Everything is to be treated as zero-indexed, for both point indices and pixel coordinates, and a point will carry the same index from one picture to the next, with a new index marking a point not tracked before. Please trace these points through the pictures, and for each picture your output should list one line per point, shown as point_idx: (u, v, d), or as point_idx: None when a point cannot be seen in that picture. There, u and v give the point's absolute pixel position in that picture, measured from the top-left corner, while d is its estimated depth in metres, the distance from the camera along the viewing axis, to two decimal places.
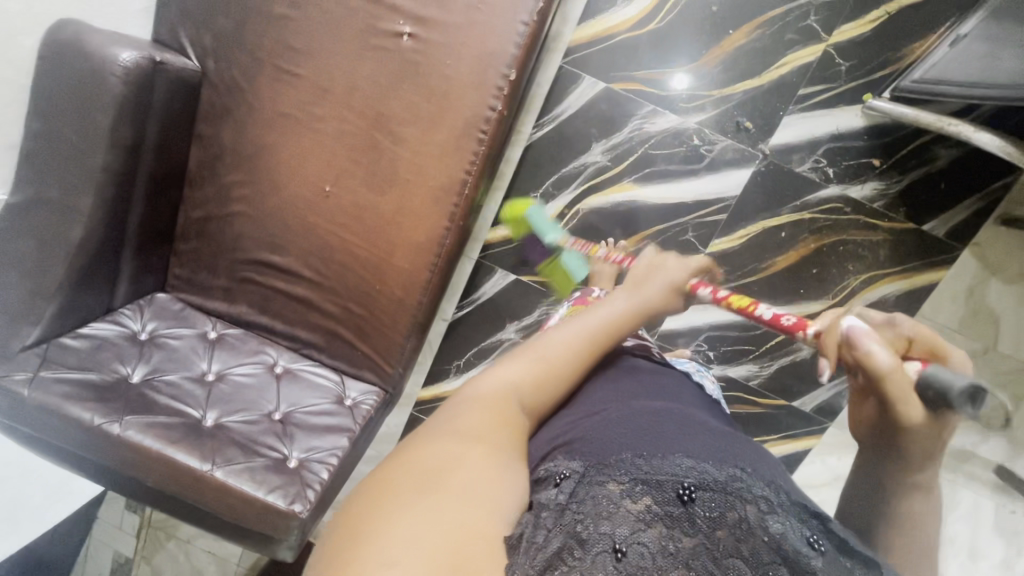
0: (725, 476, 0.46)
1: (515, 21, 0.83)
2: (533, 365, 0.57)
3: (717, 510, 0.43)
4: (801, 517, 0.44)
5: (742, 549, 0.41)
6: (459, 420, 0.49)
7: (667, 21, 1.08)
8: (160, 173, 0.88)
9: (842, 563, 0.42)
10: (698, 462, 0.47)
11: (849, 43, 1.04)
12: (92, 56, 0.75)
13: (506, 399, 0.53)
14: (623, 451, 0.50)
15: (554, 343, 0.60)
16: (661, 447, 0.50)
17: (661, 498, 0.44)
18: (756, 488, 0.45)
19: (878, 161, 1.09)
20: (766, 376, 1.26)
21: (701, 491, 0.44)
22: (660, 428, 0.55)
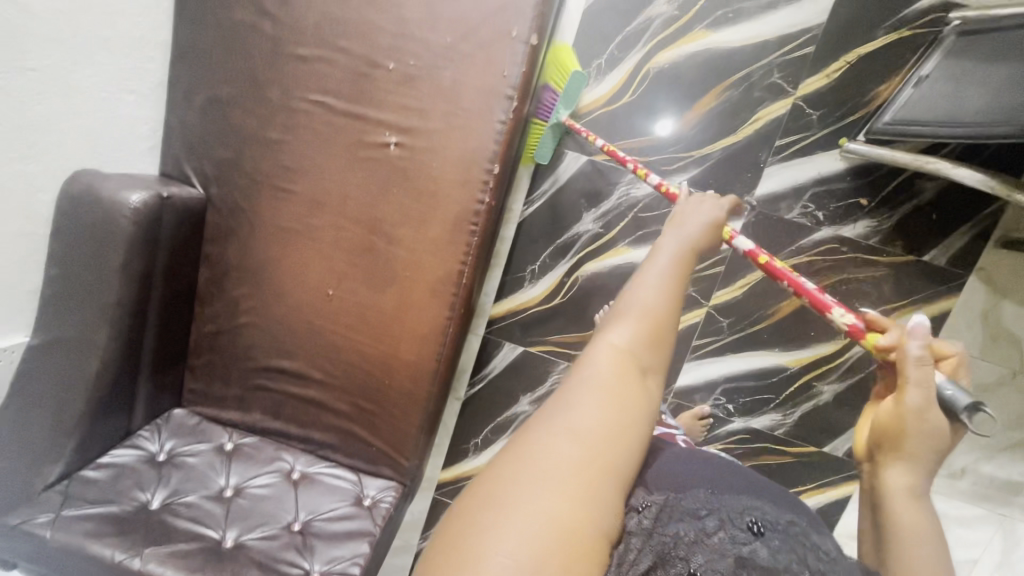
0: (784, 520, 0.48)
1: (493, 120, 0.86)
2: (629, 329, 0.47)
3: (783, 549, 0.45)
4: (853, 571, 0.46)
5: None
6: (572, 399, 0.43)
7: (638, 93, 1.14)
8: (172, 296, 0.93)
9: None
10: (762, 503, 0.49)
11: (815, 94, 1.08)
12: (104, 203, 0.81)
13: (625, 367, 0.46)
14: (696, 486, 0.50)
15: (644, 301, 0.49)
16: (731, 488, 0.52)
17: (733, 532, 0.45)
18: (815, 537, 0.48)
19: (866, 200, 1.10)
20: (792, 424, 1.22)
21: (767, 529, 0.46)
22: (728, 475, 0.54)
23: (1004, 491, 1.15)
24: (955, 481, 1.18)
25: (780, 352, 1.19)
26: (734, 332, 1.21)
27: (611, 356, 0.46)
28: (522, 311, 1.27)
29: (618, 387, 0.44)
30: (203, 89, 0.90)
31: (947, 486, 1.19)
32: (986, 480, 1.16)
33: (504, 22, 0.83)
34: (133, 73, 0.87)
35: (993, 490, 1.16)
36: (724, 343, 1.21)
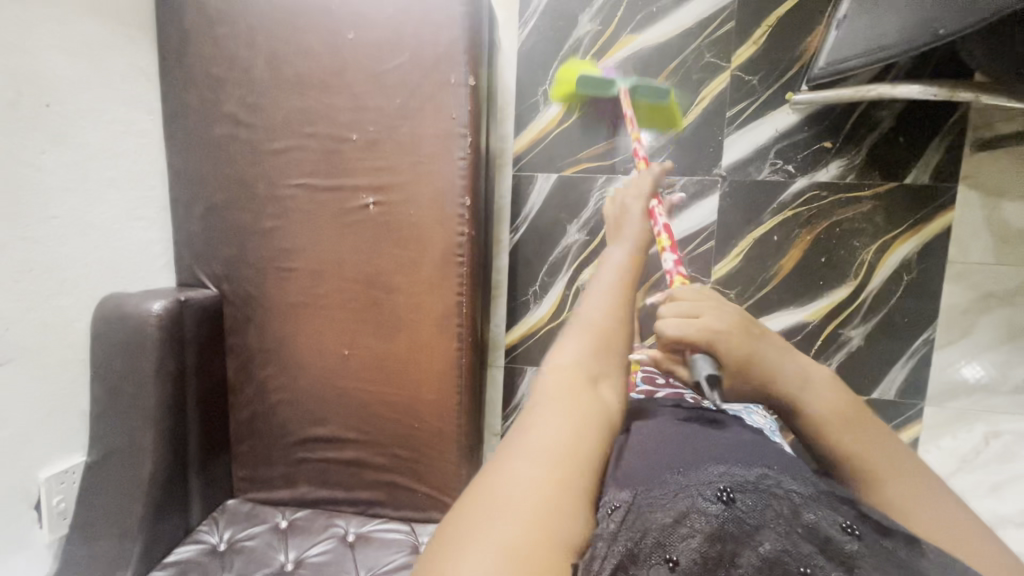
0: (755, 475, 0.47)
1: (454, 158, 0.94)
2: (581, 338, 0.59)
3: (756, 508, 0.44)
4: (831, 504, 0.45)
5: (783, 542, 0.42)
6: (528, 432, 0.47)
7: (587, 105, 1.21)
8: (208, 392, 1.00)
9: (884, 545, 0.43)
10: (731, 465, 0.48)
11: (748, 62, 1.14)
12: (133, 317, 0.89)
13: (574, 393, 0.52)
14: (665, 471, 0.48)
15: (585, 324, 0.61)
16: (702, 460, 0.50)
17: (705, 506, 0.44)
18: (788, 480, 0.47)
19: (830, 142, 1.13)
20: None
21: (738, 492, 0.45)
22: (700, 446, 0.54)
23: None
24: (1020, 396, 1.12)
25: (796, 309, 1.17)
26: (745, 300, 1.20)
27: (567, 363, 0.55)
28: (534, 332, 1.30)
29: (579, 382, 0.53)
30: (202, 200, 1.01)
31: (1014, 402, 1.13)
32: None
33: (442, 71, 0.92)
34: (140, 202, 0.99)
35: None
36: None
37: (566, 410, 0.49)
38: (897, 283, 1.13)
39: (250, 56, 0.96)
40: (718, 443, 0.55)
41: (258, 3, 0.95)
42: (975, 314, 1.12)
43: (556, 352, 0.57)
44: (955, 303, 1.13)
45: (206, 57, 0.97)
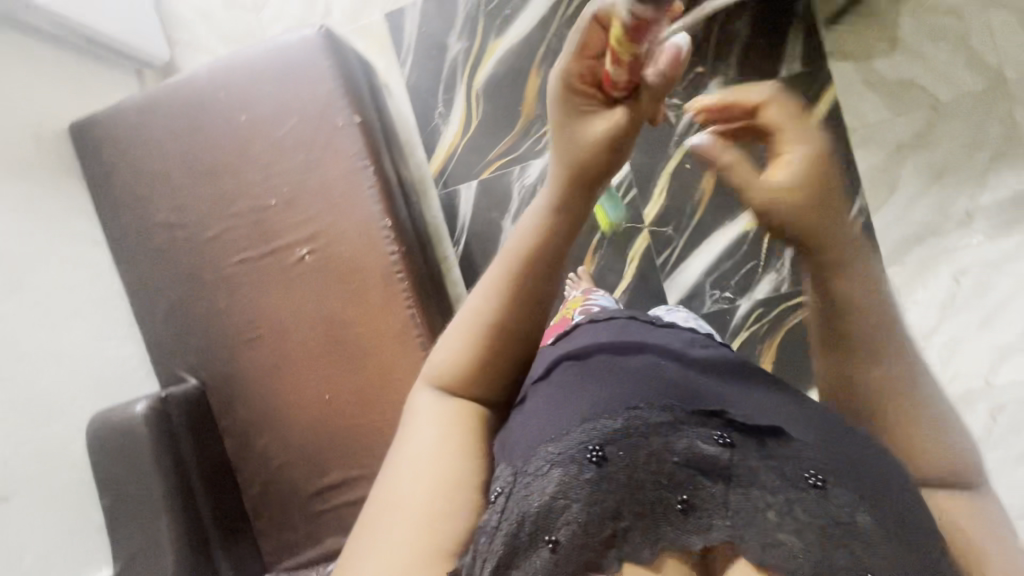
0: (625, 416, 0.45)
1: (364, 189, 1.02)
2: (463, 338, 0.49)
3: (627, 456, 0.43)
4: (701, 420, 0.45)
5: (656, 483, 0.43)
6: (400, 450, 0.46)
7: (481, 111, 1.30)
8: (212, 475, 1.05)
9: (756, 444, 0.44)
10: (597, 413, 0.45)
11: None
12: (121, 422, 0.96)
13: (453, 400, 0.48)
14: (529, 434, 0.45)
15: (478, 303, 0.49)
16: (565, 411, 0.46)
17: (577, 473, 0.42)
18: (650, 410, 0.45)
19: (702, 65, 1.21)
20: (791, 275, 1.21)
21: (608, 445, 0.43)
22: (582, 381, 0.50)
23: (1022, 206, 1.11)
24: (972, 226, 1.13)
25: (733, 223, 1.23)
26: (685, 229, 1.25)
27: (438, 374, 0.49)
28: None
29: (460, 393, 0.48)
30: (160, 303, 1.10)
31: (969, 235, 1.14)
32: (997, 208, 1.12)
33: (329, 119, 1.02)
34: (107, 323, 1.08)
35: (1013, 211, 1.11)
36: (682, 246, 1.25)
37: (446, 415, 0.47)
38: None
39: (167, 165, 1.07)
40: (581, 375, 0.50)
41: (161, 120, 1.07)
42: (895, 168, 1.16)
43: (441, 340, 0.50)
44: (873, 164, 1.16)
45: (131, 180, 1.09)
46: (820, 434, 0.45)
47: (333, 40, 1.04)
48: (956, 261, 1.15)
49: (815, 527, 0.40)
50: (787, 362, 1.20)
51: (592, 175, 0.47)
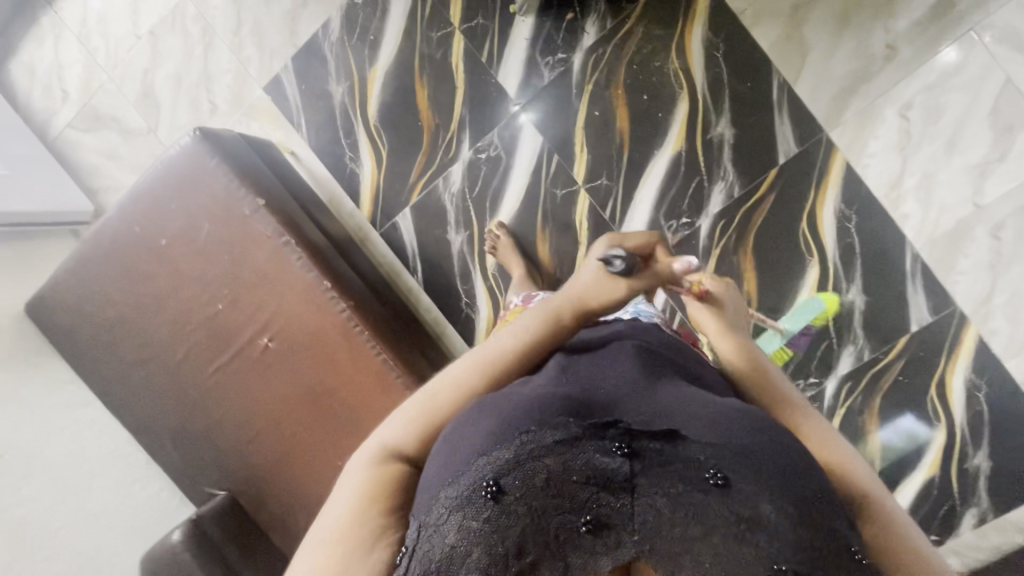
0: (520, 448, 0.46)
1: (294, 262, 1.04)
2: (414, 422, 0.58)
3: (524, 488, 0.45)
4: (597, 434, 0.47)
5: (556, 508, 0.45)
6: (329, 506, 0.54)
7: (386, 140, 1.29)
8: (271, 570, 1.09)
9: (650, 447, 0.47)
10: (492, 447, 0.47)
11: (464, 12, 1.22)
12: (163, 554, 1.01)
13: (376, 462, 0.56)
14: (435, 485, 0.49)
15: (431, 395, 0.60)
16: (464, 452, 0.49)
17: (474, 514, 0.45)
18: (543, 434, 0.47)
19: (571, 12, 1.17)
20: (739, 177, 1.15)
21: (504, 479, 0.45)
22: (485, 413, 0.52)
23: (936, 18, 1.05)
24: (898, 57, 1.07)
25: (660, 150, 1.18)
26: (620, 172, 1.20)
27: (378, 444, 0.58)
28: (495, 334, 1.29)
29: (400, 462, 0.56)
30: (160, 437, 1.13)
31: (899, 66, 1.07)
32: (914, 30, 1.06)
33: (237, 211, 1.04)
34: (125, 471, 1.14)
35: (929, 28, 1.05)
36: (624, 189, 1.20)
37: (379, 482, 0.54)
38: (717, 63, 1.13)
39: (117, 311, 1.11)
40: (484, 409, 0.52)
41: (96, 273, 1.11)
42: (799, 30, 1.09)
43: (392, 420, 0.59)
44: (775, 36, 1.10)
45: (90, 336, 1.12)
46: (706, 430, 0.48)
47: (210, 137, 1.06)
48: (898, 96, 1.08)
49: (703, 522, 0.44)
50: (766, 262, 1.16)
51: (579, 317, 0.64)
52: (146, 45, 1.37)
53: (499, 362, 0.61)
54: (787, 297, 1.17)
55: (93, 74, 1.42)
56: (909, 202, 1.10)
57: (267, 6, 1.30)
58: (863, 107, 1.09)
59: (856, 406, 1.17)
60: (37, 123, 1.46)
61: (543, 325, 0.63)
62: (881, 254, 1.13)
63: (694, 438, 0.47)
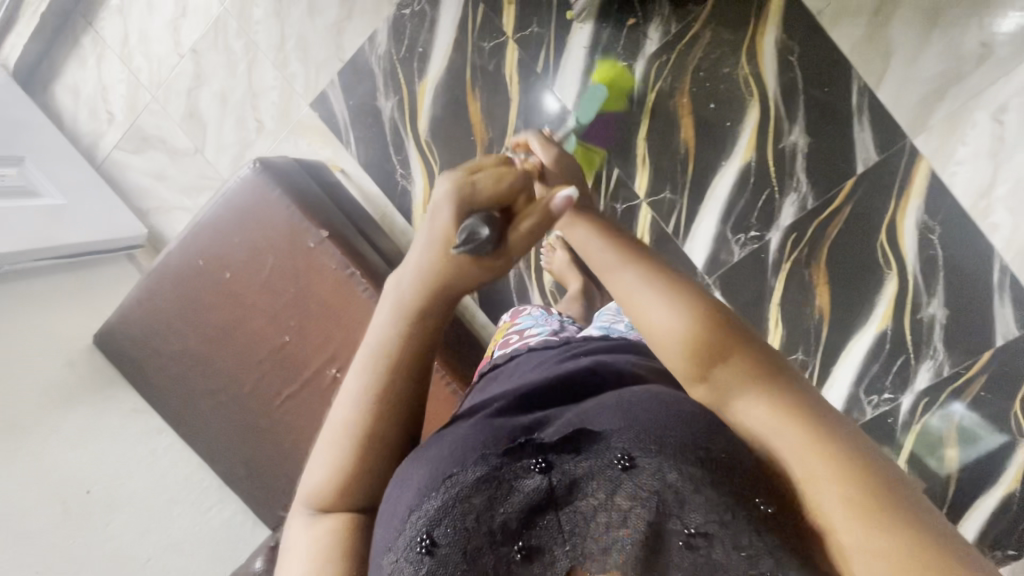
0: (441, 496, 0.46)
1: (360, 293, 1.02)
2: (329, 460, 0.54)
3: (456, 534, 0.46)
4: (512, 458, 0.47)
5: (494, 539, 0.46)
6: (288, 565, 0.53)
7: (438, 155, 1.25)
8: None
9: (568, 464, 0.46)
10: (419, 499, 0.47)
11: (518, 20, 1.16)
12: None
13: (319, 513, 0.54)
14: (382, 541, 0.49)
15: (333, 428, 0.54)
16: (399, 505, 0.48)
17: (417, 566, 0.46)
18: (465, 473, 0.46)
19: (633, 18, 1.11)
20: (813, 188, 1.10)
21: (436, 530, 0.46)
22: (416, 456, 0.51)
23: None
24: (994, 56, 0.99)
25: (728, 161, 1.12)
26: (684, 185, 1.15)
27: (307, 493, 0.55)
28: None
29: (338, 508, 0.54)
30: (231, 465, 1.14)
31: (994, 65, 0.99)
32: (1013, 25, 0.98)
33: (301, 243, 1.03)
34: (200, 496, 1.16)
35: None
36: (689, 203, 1.15)
37: (330, 538, 0.53)
38: (791, 68, 1.07)
39: (185, 343, 1.11)
40: (416, 455, 0.51)
41: (161, 306, 1.11)
42: (883, 30, 1.02)
43: (312, 465, 0.56)
44: (856, 37, 1.03)
45: (158, 367, 1.13)
46: (612, 417, 0.46)
47: (268, 167, 1.05)
48: (992, 98, 1.00)
49: (619, 509, 0.44)
50: (842, 275, 1.12)
51: (450, 299, 0.53)
52: (189, 63, 1.35)
53: (385, 390, 0.54)
54: (862, 309, 1.12)
55: (137, 94, 1.40)
56: (999, 211, 1.04)
57: (312, 19, 1.26)
58: (952, 110, 1.02)
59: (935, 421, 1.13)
60: (84, 145, 1.45)
61: (404, 331, 0.54)
62: (967, 265, 1.07)
63: (597, 431, 0.46)
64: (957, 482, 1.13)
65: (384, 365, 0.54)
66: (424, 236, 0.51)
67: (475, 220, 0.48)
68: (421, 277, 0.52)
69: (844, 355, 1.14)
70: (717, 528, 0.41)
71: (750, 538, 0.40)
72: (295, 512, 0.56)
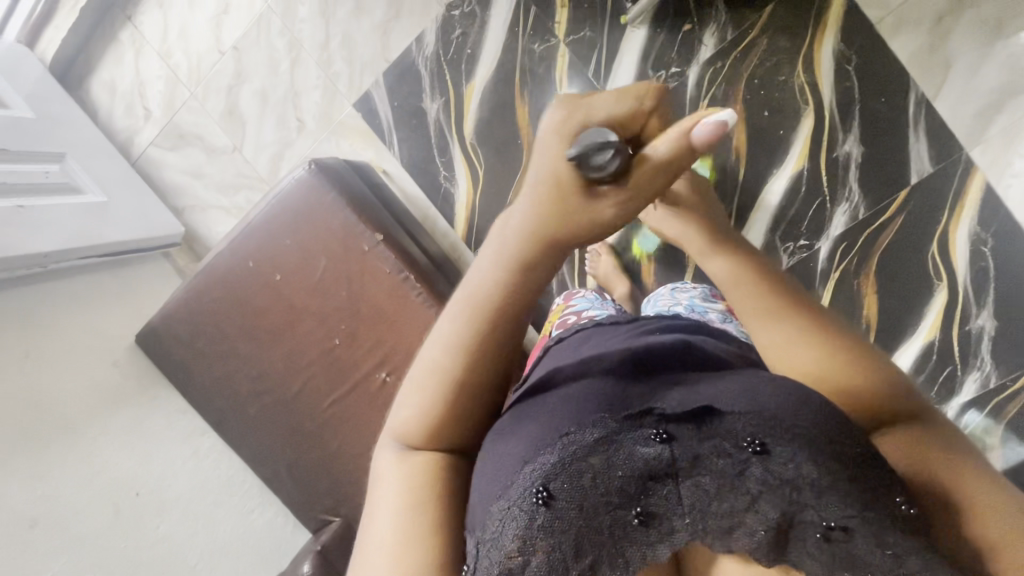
0: (558, 448, 0.38)
1: (413, 297, 1.02)
2: (424, 392, 0.45)
3: (573, 489, 0.38)
4: (634, 423, 0.40)
5: (612, 502, 0.38)
6: (374, 503, 0.43)
7: (483, 158, 1.24)
8: None
9: (700, 434, 0.39)
10: (533, 449, 0.39)
11: (570, 24, 1.16)
12: None
13: (412, 450, 0.44)
14: (475, 494, 0.40)
15: (432, 357, 0.45)
16: (506, 460, 0.40)
17: (521, 524, 0.37)
18: (585, 431, 0.39)
19: (688, 24, 1.11)
20: (865, 198, 1.09)
21: (549, 484, 0.38)
22: (518, 418, 0.44)
23: None
24: None
25: (780, 169, 1.11)
26: (734, 193, 1.14)
27: (397, 427, 0.45)
28: None
29: (426, 448, 0.44)
30: (274, 467, 1.13)
31: None
32: None
33: (355, 246, 1.03)
34: (242, 498, 1.15)
35: None
36: (738, 210, 1.14)
37: (427, 472, 0.43)
38: (846, 78, 1.07)
39: (232, 343, 1.10)
40: (519, 416, 0.44)
41: (208, 305, 1.10)
42: (939, 43, 1.03)
43: (404, 395, 0.46)
44: (912, 50, 1.04)
45: (203, 368, 1.12)
46: (742, 400, 0.39)
47: (324, 169, 1.05)
48: None
49: (749, 491, 0.37)
50: (893, 286, 1.11)
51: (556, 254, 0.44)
52: (231, 61, 1.34)
53: (497, 320, 0.44)
54: (911, 320, 1.11)
55: (176, 90, 1.39)
56: None
57: (359, 18, 1.26)
58: (1007, 124, 1.03)
59: (981, 434, 1.11)
60: (119, 142, 1.44)
61: (518, 269, 0.44)
62: (1018, 277, 1.07)
63: (727, 410, 0.39)
64: None
65: (488, 303, 0.44)
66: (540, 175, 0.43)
67: (595, 152, 0.38)
68: (533, 211, 0.43)
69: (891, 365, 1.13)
70: (857, 523, 0.35)
71: (897, 538, 0.35)
72: (377, 449, 0.46)
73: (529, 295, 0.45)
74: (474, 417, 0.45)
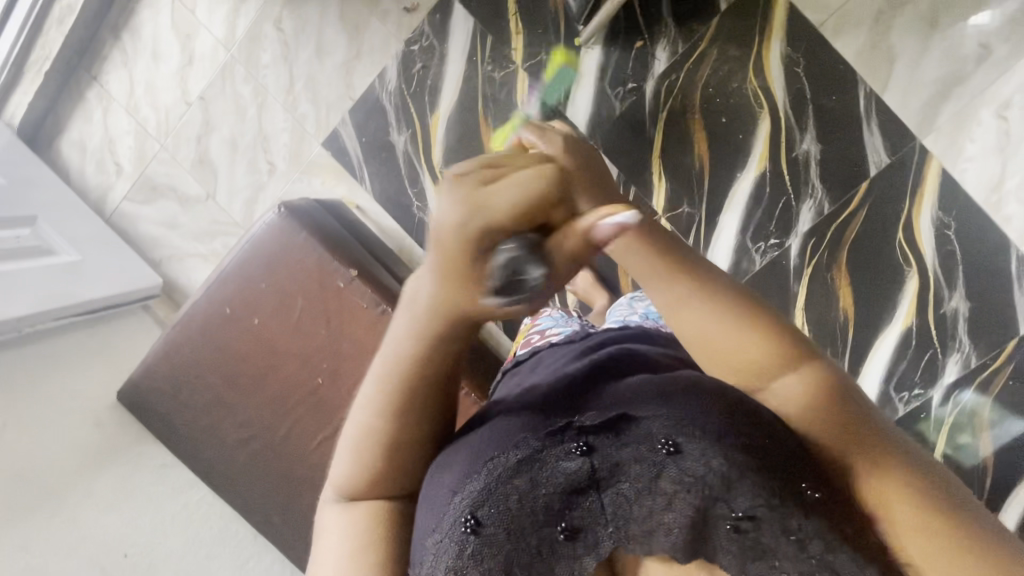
0: (483, 478, 0.44)
1: None
2: (353, 456, 0.48)
3: (500, 510, 0.44)
4: (555, 438, 0.44)
5: (539, 516, 0.44)
6: (326, 545, 0.49)
7: None
8: None
9: (621, 442, 0.43)
10: (461, 480, 0.44)
11: (527, 49, 1.19)
12: None
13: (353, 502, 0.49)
14: (420, 524, 0.46)
15: (360, 423, 0.48)
16: (439, 489, 0.45)
17: (458, 546, 0.43)
18: (506, 456, 0.44)
19: (640, 40, 1.14)
20: (827, 193, 1.12)
21: (477, 510, 0.44)
22: (454, 442, 0.48)
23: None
24: (988, 58, 1.04)
25: (744, 171, 1.14)
26: (702, 198, 1.16)
27: (338, 480, 0.49)
28: None
29: (366, 498, 0.48)
30: (267, 514, 1.11)
31: (989, 66, 1.04)
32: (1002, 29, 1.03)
33: (330, 282, 1.03)
34: (237, 549, 1.12)
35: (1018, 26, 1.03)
36: (707, 215, 1.16)
37: (366, 525, 0.48)
38: (796, 80, 1.10)
39: (213, 391, 1.09)
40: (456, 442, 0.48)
41: (186, 356, 1.10)
42: (880, 40, 1.07)
43: (340, 452, 0.50)
44: (856, 48, 1.08)
45: (187, 419, 1.11)
46: (654, 403, 0.43)
47: (293, 211, 1.06)
48: (991, 97, 1.05)
49: (665, 491, 0.42)
50: (866, 275, 1.13)
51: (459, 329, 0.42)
52: (198, 110, 1.35)
53: (408, 392, 0.45)
54: (886, 308, 1.12)
55: (145, 144, 1.40)
56: (1012, 203, 1.07)
57: (322, 60, 1.28)
58: (955, 111, 1.06)
59: (968, 414, 1.12)
60: (91, 199, 1.45)
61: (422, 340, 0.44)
62: (984, 257, 1.09)
63: (643, 416, 0.43)
64: (997, 474, 1.12)
65: (396, 378, 0.45)
66: (426, 250, 0.37)
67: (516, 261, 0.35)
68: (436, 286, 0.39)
69: (873, 354, 1.14)
70: (766, 513, 0.40)
71: (800, 523, 0.39)
72: (326, 496, 0.51)
73: (445, 359, 0.45)
74: (405, 469, 0.48)
